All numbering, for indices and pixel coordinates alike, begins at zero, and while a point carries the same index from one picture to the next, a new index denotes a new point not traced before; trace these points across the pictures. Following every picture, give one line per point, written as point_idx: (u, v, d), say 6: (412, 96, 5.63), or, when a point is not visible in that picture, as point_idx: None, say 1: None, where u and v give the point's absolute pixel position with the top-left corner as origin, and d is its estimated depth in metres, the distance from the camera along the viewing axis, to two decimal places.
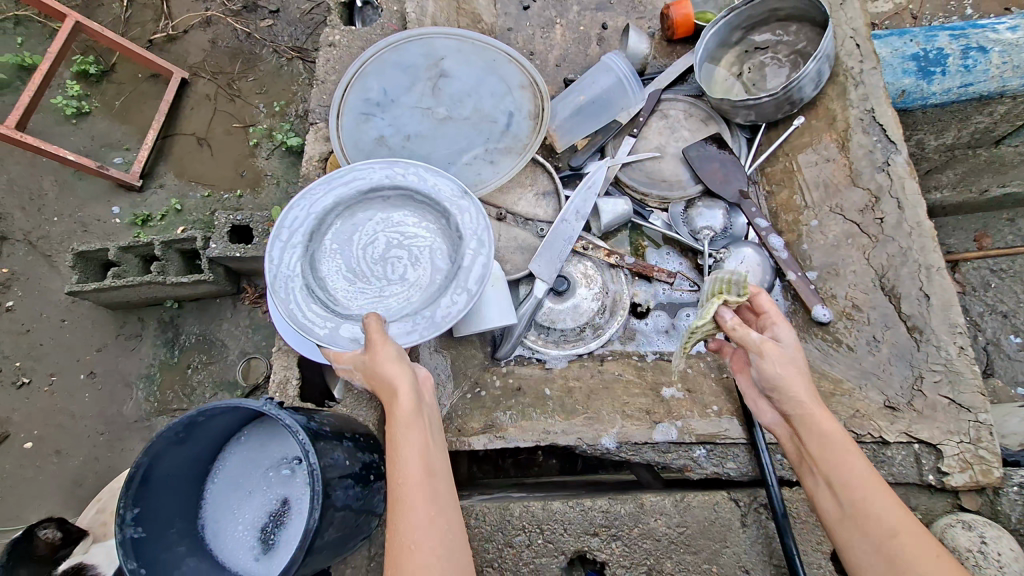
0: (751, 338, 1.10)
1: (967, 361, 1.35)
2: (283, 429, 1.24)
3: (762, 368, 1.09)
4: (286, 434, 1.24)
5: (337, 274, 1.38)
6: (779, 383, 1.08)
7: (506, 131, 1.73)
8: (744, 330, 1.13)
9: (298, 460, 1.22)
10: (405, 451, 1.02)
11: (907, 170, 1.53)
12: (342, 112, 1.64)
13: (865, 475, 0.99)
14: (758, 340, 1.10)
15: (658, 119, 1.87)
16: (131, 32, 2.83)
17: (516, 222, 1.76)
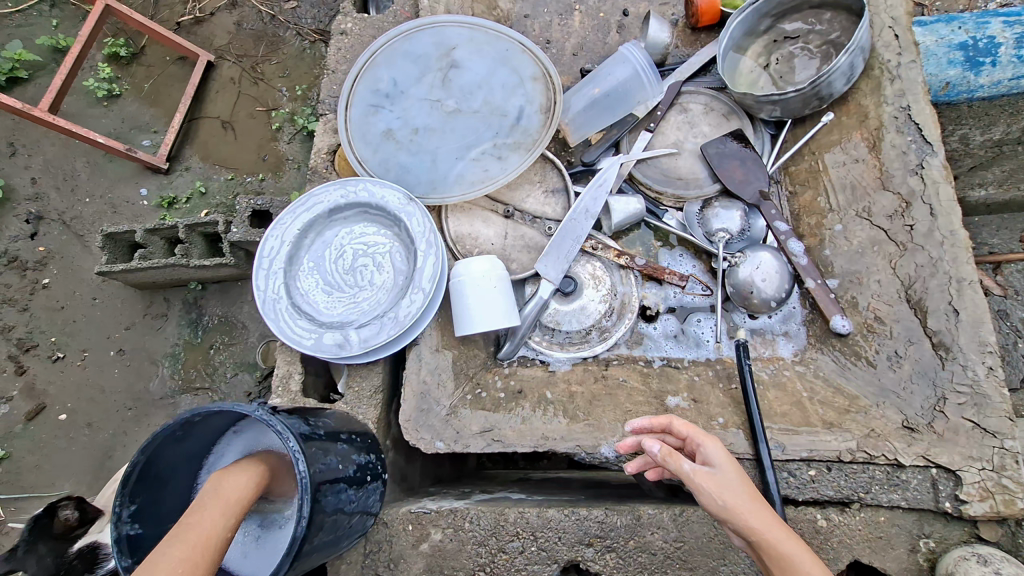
0: (683, 467, 1.04)
1: (995, 384, 1.26)
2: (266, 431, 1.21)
3: (707, 500, 1.02)
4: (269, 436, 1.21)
5: (314, 289, 1.54)
6: (726, 513, 1.01)
7: (516, 126, 1.67)
8: (676, 460, 1.04)
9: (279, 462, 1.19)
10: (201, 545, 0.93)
11: (943, 173, 1.42)
12: (351, 104, 1.64)
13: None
14: (690, 469, 1.04)
15: (677, 114, 1.79)
16: (159, 14, 2.83)
17: (524, 220, 1.71)
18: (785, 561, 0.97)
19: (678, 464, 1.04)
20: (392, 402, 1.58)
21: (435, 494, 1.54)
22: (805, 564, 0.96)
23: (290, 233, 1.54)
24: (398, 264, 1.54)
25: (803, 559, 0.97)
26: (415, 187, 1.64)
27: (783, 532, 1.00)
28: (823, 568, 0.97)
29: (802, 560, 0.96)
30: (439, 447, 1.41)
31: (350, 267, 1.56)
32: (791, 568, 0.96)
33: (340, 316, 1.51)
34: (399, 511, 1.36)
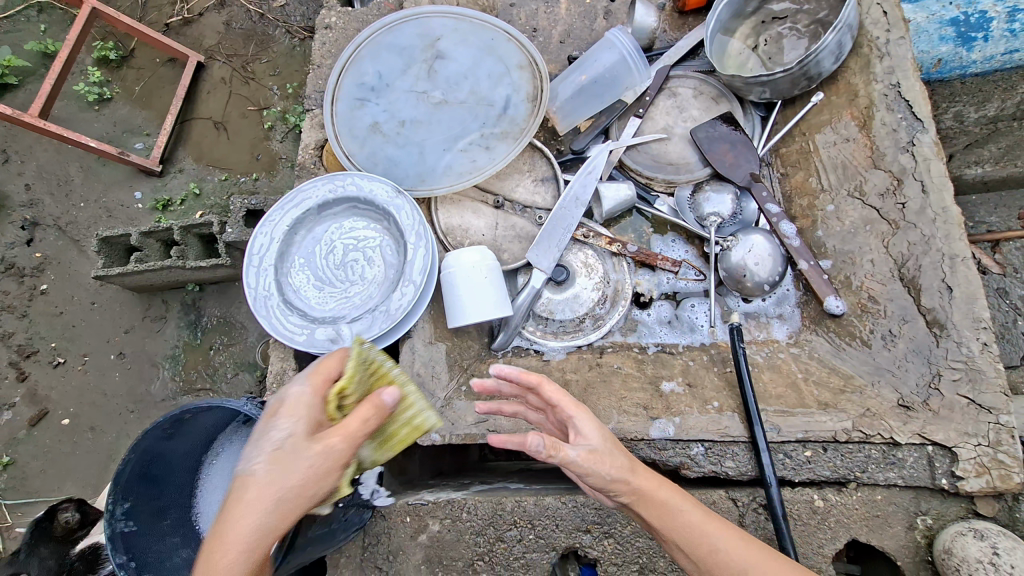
0: (552, 394, 1.04)
1: (990, 359, 1.26)
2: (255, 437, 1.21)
3: (595, 476, 0.99)
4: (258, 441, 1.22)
5: (305, 285, 1.54)
6: (610, 483, 1.00)
7: (503, 115, 1.66)
8: (561, 451, 0.95)
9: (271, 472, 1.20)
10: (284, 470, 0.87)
11: (934, 150, 1.41)
12: (336, 99, 1.63)
13: (712, 530, 1.01)
14: (570, 400, 1.04)
15: (665, 99, 1.78)
16: (147, 16, 2.81)
17: (514, 210, 1.70)
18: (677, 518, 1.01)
19: (548, 389, 1.04)
20: None
21: (434, 486, 1.54)
22: (692, 514, 1.02)
23: (279, 229, 1.53)
24: (388, 257, 1.54)
25: (693, 515, 1.02)
26: (402, 180, 1.63)
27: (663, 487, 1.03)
28: (710, 517, 1.03)
29: (688, 512, 1.02)
30: (434, 438, 1.41)
31: (341, 262, 1.55)
32: (683, 523, 1.01)
33: (332, 311, 1.51)
34: (396, 504, 1.36)
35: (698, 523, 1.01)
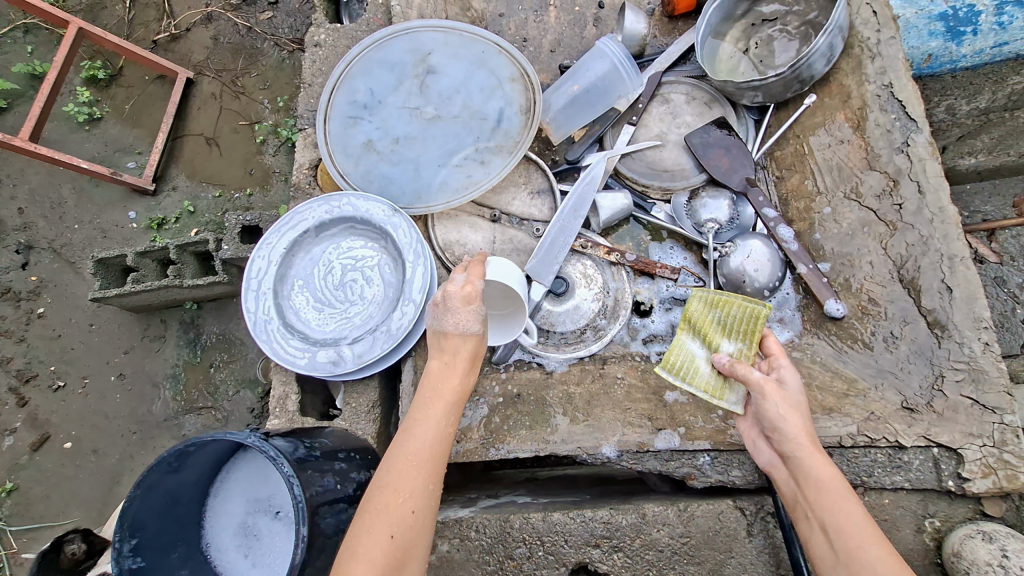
0: (756, 377, 1.13)
1: (993, 358, 1.26)
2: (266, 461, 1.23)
3: (766, 407, 1.12)
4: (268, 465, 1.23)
5: (305, 307, 1.53)
6: (773, 422, 1.12)
7: (497, 128, 1.66)
8: (746, 369, 1.14)
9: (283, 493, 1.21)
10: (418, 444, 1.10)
11: (929, 150, 1.42)
12: (329, 118, 1.62)
13: (883, 559, 0.95)
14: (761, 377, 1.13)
15: (659, 105, 1.78)
16: (134, 34, 2.79)
17: (511, 223, 1.71)
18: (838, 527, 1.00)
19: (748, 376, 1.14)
20: (392, 415, 1.58)
21: (442, 503, 1.54)
22: (858, 532, 0.99)
23: (277, 251, 1.53)
24: (387, 276, 1.54)
25: (864, 534, 0.98)
26: (399, 197, 1.63)
27: (834, 480, 1.05)
28: (883, 544, 0.98)
29: (852, 517, 1.00)
30: None
31: (340, 282, 1.55)
32: (844, 533, 0.99)
33: (332, 332, 1.50)
34: None
35: (865, 543, 0.98)
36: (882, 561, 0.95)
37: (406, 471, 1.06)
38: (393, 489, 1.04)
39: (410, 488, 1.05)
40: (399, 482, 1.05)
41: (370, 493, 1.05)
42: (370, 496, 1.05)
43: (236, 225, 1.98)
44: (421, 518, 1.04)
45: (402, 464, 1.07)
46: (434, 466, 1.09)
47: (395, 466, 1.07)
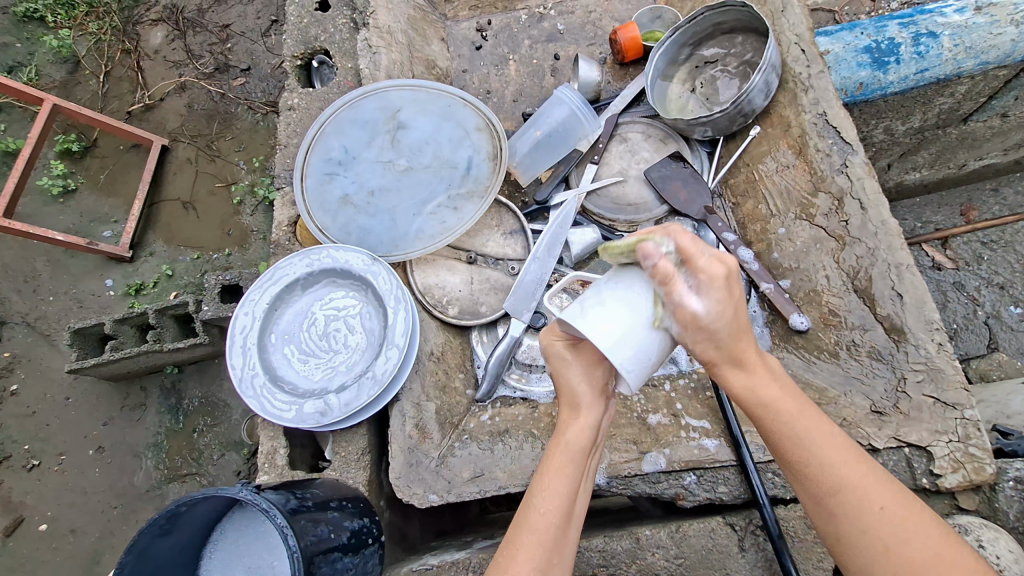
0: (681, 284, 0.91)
1: (947, 357, 1.33)
2: (258, 518, 1.23)
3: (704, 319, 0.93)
4: (261, 522, 1.22)
5: (290, 360, 1.56)
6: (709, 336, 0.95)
7: (467, 175, 1.75)
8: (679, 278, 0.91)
9: (275, 552, 1.19)
10: (542, 497, 1.08)
11: (865, 169, 1.52)
12: (306, 175, 1.70)
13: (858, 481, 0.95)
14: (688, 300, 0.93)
15: (618, 144, 1.90)
16: (109, 106, 2.88)
17: (487, 263, 1.78)
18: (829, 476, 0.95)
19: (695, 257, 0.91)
20: (382, 461, 1.59)
21: (439, 548, 1.54)
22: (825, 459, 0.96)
23: (261, 306, 1.55)
24: (370, 324, 1.58)
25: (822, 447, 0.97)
26: (377, 247, 1.69)
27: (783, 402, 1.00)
28: (860, 462, 0.97)
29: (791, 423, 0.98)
30: (433, 500, 1.40)
31: (324, 333, 1.59)
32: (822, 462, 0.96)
33: (318, 384, 1.52)
34: (401, 572, 1.36)
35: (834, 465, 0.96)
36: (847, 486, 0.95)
37: (521, 538, 1.05)
38: (507, 559, 1.04)
39: (524, 557, 1.02)
40: (510, 552, 1.04)
41: (493, 562, 1.06)
42: (489, 566, 1.06)
43: (216, 283, 1.99)
44: None
45: (519, 534, 1.06)
46: (552, 533, 1.05)
47: (513, 536, 1.06)
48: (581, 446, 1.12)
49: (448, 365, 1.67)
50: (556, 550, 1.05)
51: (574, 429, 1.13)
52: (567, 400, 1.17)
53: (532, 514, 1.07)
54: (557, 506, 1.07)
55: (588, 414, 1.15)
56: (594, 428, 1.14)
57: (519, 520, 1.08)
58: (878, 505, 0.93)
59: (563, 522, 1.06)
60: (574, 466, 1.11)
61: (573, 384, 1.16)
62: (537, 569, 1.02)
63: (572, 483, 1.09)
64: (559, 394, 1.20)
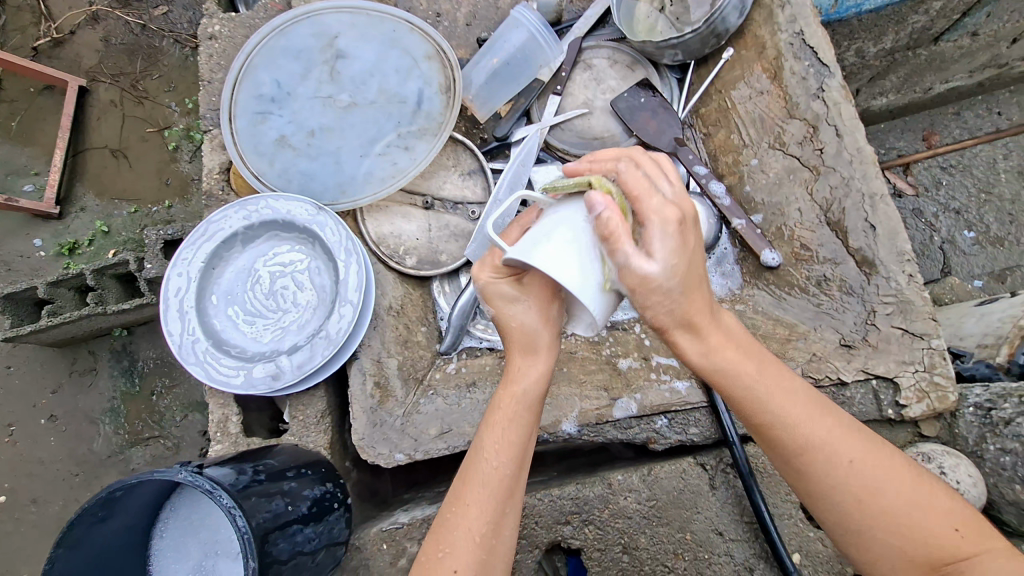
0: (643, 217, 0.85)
1: (917, 289, 1.31)
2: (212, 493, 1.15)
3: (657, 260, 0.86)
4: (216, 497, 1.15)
5: (235, 322, 1.43)
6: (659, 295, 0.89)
7: (418, 111, 1.58)
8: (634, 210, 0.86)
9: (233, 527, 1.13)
10: (488, 445, 1.04)
11: (842, 93, 1.44)
12: (235, 116, 1.49)
13: (828, 435, 0.91)
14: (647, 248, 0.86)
15: (582, 72, 1.75)
16: (9, 40, 2.50)
17: (445, 208, 1.66)
18: (794, 429, 0.92)
19: (645, 195, 0.86)
20: (344, 421, 1.51)
21: (411, 502, 1.51)
22: (792, 415, 0.93)
23: (195, 265, 1.41)
24: (321, 280, 1.45)
25: (776, 391, 0.94)
26: (322, 194, 1.54)
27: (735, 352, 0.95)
28: (824, 411, 0.94)
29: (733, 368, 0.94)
30: (400, 459, 1.36)
31: (270, 291, 1.46)
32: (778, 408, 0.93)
33: (267, 346, 1.41)
34: (370, 533, 1.33)
35: (800, 419, 0.93)
36: (821, 440, 0.91)
37: (468, 493, 1.02)
38: (457, 516, 1.00)
39: (475, 511, 1.00)
40: (459, 509, 1.01)
41: (438, 521, 1.03)
42: (437, 524, 1.03)
43: (156, 240, 1.81)
44: (487, 547, 0.99)
45: (465, 488, 1.02)
46: (505, 483, 1.02)
47: (460, 489, 1.03)
48: (534, 392, 1.06)
49: (409, 319, 1.57)
50: (509, 500, 1.02)
51: (528, 376, 1.06)
52: (521, 342, 1.06)
53: (480, 468, 1.03)
54: (506, 454, 1.03)
55: (542, 358, 1.07)
56: (550, 373, 1.08)
57: (466, 471, 1.04)
58: (846, 457, 0.90)
59: (514, 469, 1.03)
60: (523, 410, 1.05)
61: (525, 325, 1.04)
62: (490, 522, 0.99)
63: (523, 429, 1.05)
64: (506, 338, 1.08)
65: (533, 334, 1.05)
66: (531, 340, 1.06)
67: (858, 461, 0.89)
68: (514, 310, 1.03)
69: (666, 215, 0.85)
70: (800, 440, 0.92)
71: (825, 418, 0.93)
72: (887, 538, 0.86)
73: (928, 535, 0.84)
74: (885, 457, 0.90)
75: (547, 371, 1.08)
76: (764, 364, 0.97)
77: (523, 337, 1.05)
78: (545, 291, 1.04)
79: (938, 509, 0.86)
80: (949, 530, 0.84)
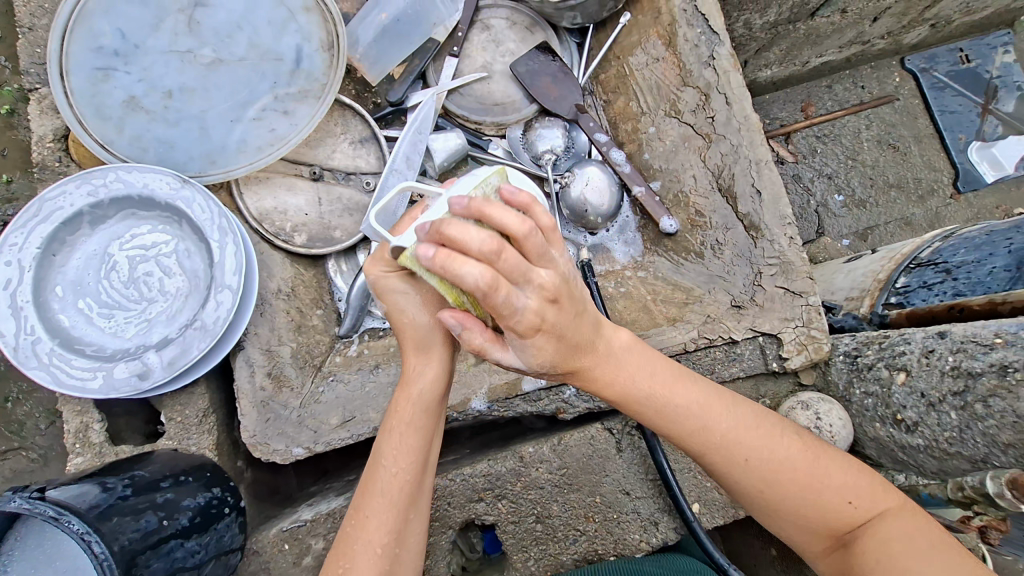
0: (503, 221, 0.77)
1: (797, 250, 1.41)
2: None
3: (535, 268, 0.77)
4: None
5: (87, 316, 1.23)
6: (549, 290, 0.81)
7: (296, 70, 1.42)
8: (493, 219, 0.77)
9: None
10: (386, 455, 0.98)
11: (730, 63, 1.47)
12: (68, 72, 1.26)
13: (727, 428, 0.97)
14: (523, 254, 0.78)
15: (479, 33, 1.66)
16: None
17: (336, 179, 1.52)
18: (689, 436, 0.97)
19: (503, 219, 0.74)
20: (232, 418, 1.37)
21: (317, 495, 1.41)
22: (691, 425, 0.97)
23: (28, 252, 1.19)
24: (193, 263, 1.29)
25: (675, 404, 0.97)
26: (186, 165, 1.35)
27: (630, 376, 0.95)
28: (723, 406, 0.98)
29: (633, 379, 0.95)
30: (298, 454, 1.26)
31: (129, 278, 1.27)
32: (678, 418, 0.96)
33: (130, 342, 1.23)
34: (269, 534, 1.23)
35: (699, 423, 0.97)
36: (721, 433, 0.96)
37: (369, 504, 0.97)
38: (357, 530, 0.96)
39: (375, 524, 0.95)
40: (360, 522, 0.96)
41: (338, 538, 0.97)
42: (339, 537, 0.98)
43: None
44: (393, 555, 0.96)
45: (365, 499, 0.97)
46: (405, 490, 0.97)
47: (361, 500, 0.98)
48: (432, 392, 1.01)
49: (302, 302, 1.44)
50: (412, 506, 0.99)
51: (426, 376, 1.01)
52: (413, 340, 1.00)
53: (379, 477, 0.97)
54: (407, 461, 0.98)
55: (439, 355, 1.01)
56: (448, 369, 1.03)
57: (365, 482, 0.99)
58: (743, 455, 0.96)
59: (415, 476, 0.99)
60: (422, 412, 1.00)
61: (418, 322, 0.98)
62: (392, 532, 0.96)
63: (423, 434, 1.00)
64: (399, 335, 1.00)
65: (428, 332, 0.99)
66: (425, 337, 0.99)
67: (752, 457, 0.95)
68: (404, 302, 0.96)
69: (534, 237, 0.75)
70: (698, 442, 0.97)
71: (724, 411, 0.98)
72: (794, 516, 0.95)
73: (827, 509, 0.93)
74: (782, 442, 0.97)
75: (444, 370, 1.03)
76: (666, 374, 0.98)
77: (417, 334, 0.99)
78: (437, 284, 0.96)
79: (832, 481, 0.94)
80: (842, 502, 0.93)
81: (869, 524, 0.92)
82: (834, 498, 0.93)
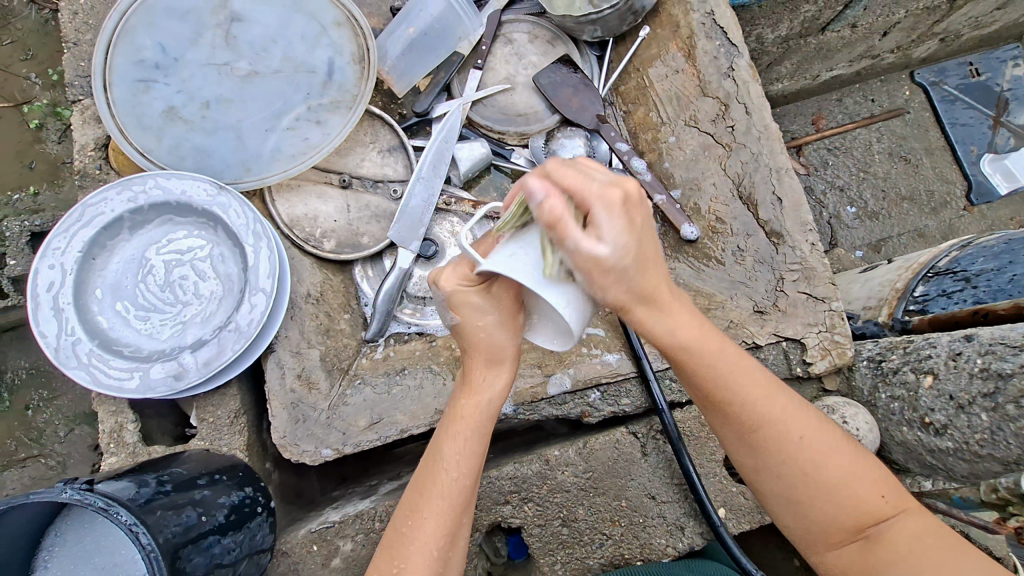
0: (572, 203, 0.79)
1: (818, 256, 1.43)
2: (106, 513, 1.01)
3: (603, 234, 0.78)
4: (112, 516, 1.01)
5: (125, 319, 1.27)
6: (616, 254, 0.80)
7: (328, 82, 1.46)
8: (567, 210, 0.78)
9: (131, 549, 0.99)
10: (444, 459, 0.99)
11: (749, 73, 1.52)
12: (111, 84, 1.31)
13: (780, 413, 0.96)
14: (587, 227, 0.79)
15: (502, 46, 1.71)
16: None
17: (364, 187, 1.56)
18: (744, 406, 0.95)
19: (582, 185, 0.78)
20: (261, 420, 1.39)
21: (341, 498, 1.43)
22: (746, 399, 0.95)
23: (71, 256, 1.22)
24: (228, 267, 1.32)
25: (732, 372, 0.95)
26: (222, 173, 1.39)
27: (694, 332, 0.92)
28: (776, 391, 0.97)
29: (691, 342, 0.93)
30: (327, 455, 1.28)
31: (165, 281, 1.30)
32: (737, 391, 0.95)
33: (165, 344, 1.26)
34: (297, 535, 1.24)
35: (756, 399, 0.95)
36: (770, 417, 0.95)
37: (426, 506, 0.98)
38: (413, 529, 0.97)
39: (433, 528, 0.97)
40: (415, 522, 0.98)
41: (390, 532, 1.00)
42: (392, 536, 1.00)
43: (21, 232, 1.63)
44: (445, 552, 0.98)
45: (422, 501, 0.99)
46: (461, 496, 0.99)
47: (416, 501, 0.99)
48: (495, 405, 1.02)
49: (330, 306, 1.46)
50: (465, 510, 1.00)
51: (491, 388, 1.01)
52: (484, 355, 0.99)
53: (435, 480, 0.99)
54: (465, 468, 0.99)
55: (506, 370, 1.02)
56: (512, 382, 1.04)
57: (423, 484, 1.00)
58: (796, 435, 0.95)
59: (472, 482, 1.00)
60: (483, 422, 1.01)
61: (489, 337, 0.98)
62: (447, 535, 0.97)
63: (482, 442, 1.01)
64: (468, 347, 1.00)
65: (495, 346, 0.98)
66: (495, 353, 0.99)
67: (807, 436, 0.95)
68: (477, 317, 0.95)
69: (610, 199, 0.77)
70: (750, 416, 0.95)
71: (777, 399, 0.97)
72: (820, 507, 0.94)
73: (855, 503, 0.93)
74: (826, 435, 0.96)
75: (508, 384, 1.03)
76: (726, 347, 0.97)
77: (484, 346, 0.98)
78: (513, 301, 0.97)
79: (861, 488, 0.93)
80: (873, 497, 0.94)
81: (886, 520, 0.93)
82: (857, 493, 0.93)
